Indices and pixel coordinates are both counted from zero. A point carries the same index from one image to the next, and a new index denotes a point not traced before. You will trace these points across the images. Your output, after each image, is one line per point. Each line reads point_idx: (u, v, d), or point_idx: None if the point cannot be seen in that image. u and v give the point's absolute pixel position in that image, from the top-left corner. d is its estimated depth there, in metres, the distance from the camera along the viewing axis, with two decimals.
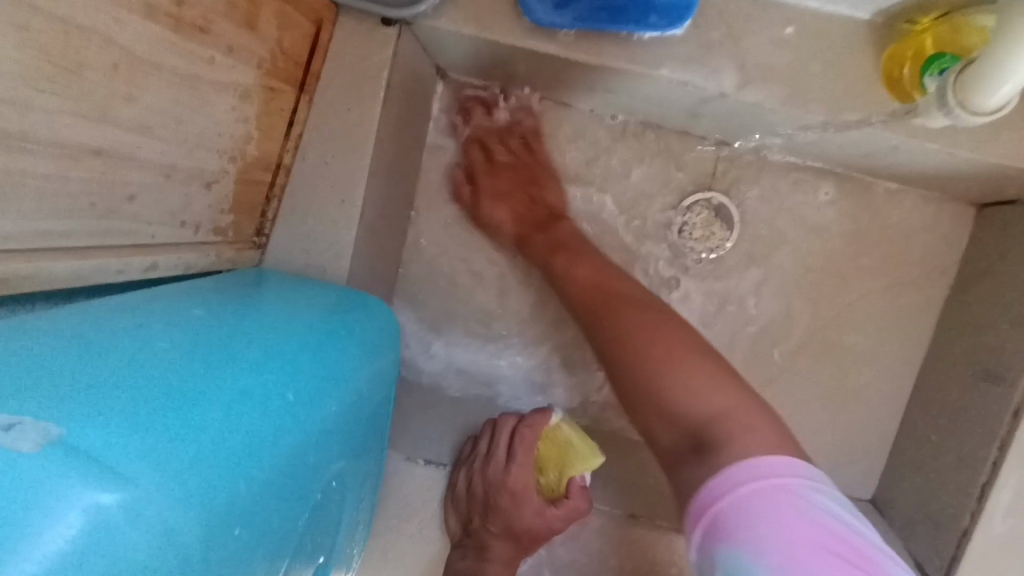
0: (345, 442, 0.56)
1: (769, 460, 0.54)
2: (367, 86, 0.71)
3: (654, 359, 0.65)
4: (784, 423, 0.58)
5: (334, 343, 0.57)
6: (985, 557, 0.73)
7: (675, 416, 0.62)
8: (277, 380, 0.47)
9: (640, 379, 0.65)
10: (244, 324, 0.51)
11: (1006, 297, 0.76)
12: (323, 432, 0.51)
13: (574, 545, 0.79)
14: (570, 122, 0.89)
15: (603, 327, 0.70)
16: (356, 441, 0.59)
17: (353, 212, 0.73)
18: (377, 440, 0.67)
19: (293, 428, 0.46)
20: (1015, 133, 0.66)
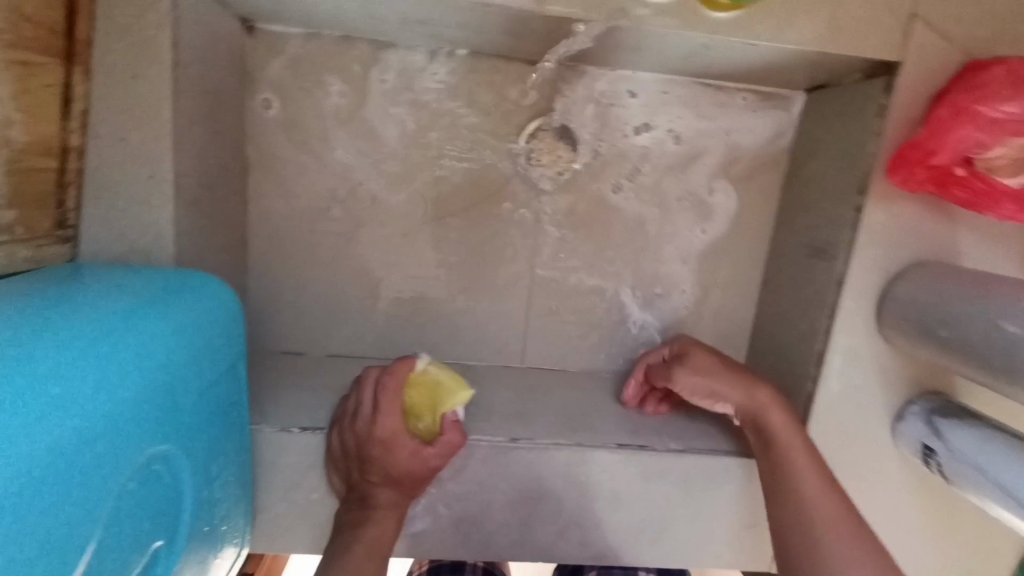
0: (174, 425, 0.55)
1: (820, 533, 0.66)
2: (149, 47, 0.65)
3: (788, 482, 0.70)
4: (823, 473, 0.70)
5: (141, 328, 0.53)
6: (827, 415, 0.81)
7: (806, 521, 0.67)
8: (47, 377, 0.44)
9: (785, 521, 0.69)
10: (21, 324, 0.48)
11: (826, 178, 0.81)
12: (138, 413, 0.50)
13: (463, 478, 0.81)
14: (398, 59, 0.86)
15: (756, 436, 0.75)
16: (191, 422, 0.59)
17: (164, 186, 0.68)
18: (223, 423, 0.65)
19: (92, 406, 0.46)
20: (811, 15, 0.66)
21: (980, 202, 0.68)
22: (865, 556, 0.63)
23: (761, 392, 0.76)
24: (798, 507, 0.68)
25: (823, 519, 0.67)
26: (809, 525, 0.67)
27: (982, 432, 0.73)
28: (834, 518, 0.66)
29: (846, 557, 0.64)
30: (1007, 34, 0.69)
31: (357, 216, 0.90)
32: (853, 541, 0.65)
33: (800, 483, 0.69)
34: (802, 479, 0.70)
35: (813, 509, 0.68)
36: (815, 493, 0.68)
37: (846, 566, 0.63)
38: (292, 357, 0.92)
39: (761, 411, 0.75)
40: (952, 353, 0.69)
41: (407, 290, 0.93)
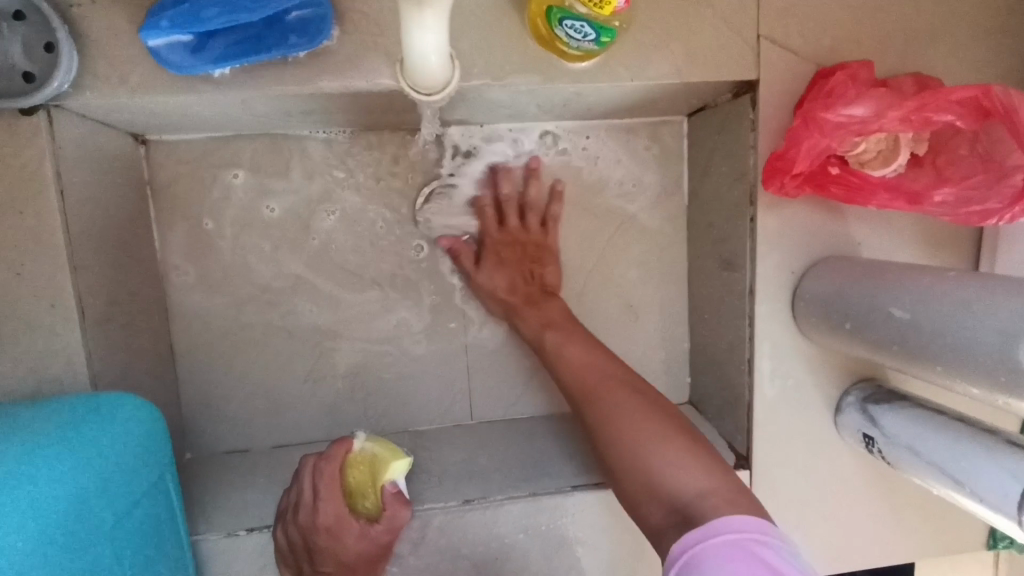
0: (88, 550, 0.58)
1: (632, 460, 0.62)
2: (32, 182, 0.66)
3: (584, 390, 0.73)
4: (649, 406, 0.67)
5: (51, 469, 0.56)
6: (770, 419, 0.82)
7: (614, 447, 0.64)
8: None
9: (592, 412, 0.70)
10: None
11: (720, 194, 0.85)
12: (52, 535, 0.54)
13: (422, 551, 0.78)
14: (292, 147, 0.88)
15: (556, 366, 0.79)
16: (110, 546, 0.61)
17: (68, 313, 0.68)
18: (152, 534, 0.67)
19: (1, 538, 0.49)
20: (664, 51, 0.71)
21: (855, 196, 0.72)
22: (669, 453, 0.60)
23: (528, 326, 0.85)
24: (589, 400, 0.71)
25: (620, 404, 0.68)
26: (608, 433, 0.66)
27: (912, 413, 0.74)
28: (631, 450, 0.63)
29: (639, 439, 0.63)
30: (847, 39, 0.74)
31: (281, 303, 0.91)
32: (668, 454, 0.60)
33: (574, 379, 0.75)
34: (584, 378, 0.74)
35: (604, 394, 0.70)
36: (607, 427, 0.67)
37: (634, 439, 0.63)
38: (236, 456, 0.91)
39: (538, 343, 0.83)
40: (863, 342, 0.71)
41: (341, 366, 0.93)
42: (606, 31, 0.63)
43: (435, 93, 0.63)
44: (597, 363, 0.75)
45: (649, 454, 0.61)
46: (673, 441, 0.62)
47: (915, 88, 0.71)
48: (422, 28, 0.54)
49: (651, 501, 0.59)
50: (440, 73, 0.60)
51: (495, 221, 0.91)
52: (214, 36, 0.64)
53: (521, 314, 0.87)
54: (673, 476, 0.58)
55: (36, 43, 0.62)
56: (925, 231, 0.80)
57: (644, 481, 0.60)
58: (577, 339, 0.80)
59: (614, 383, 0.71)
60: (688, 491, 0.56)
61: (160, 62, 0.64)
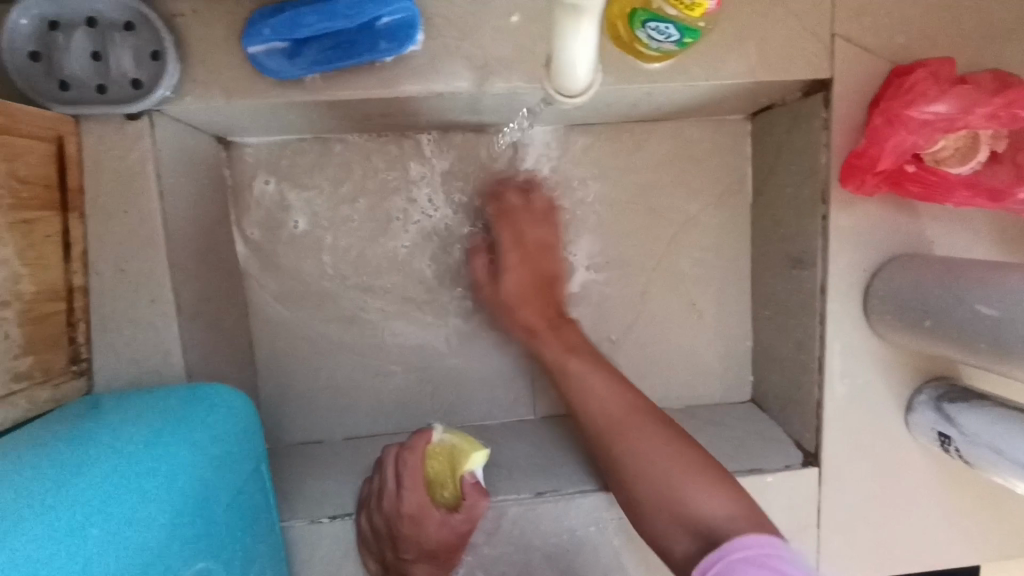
0: (202, 533, 0.62)
1: (662, 487, 0.65)
2: (136, 183, 0.69)
3: (604, 413, 0.74)
4: (674, 434, 0.69)
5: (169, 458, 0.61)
6: (840, 417, 0.82)
7: (645, 486, 0.66)
8: (86, 520, 0.51)
9: (612, 440, 0.71)
10: (78, 459, 0.57)
11: (789, 192, 0.85)
12: (172, 521, 0.58)
13: (496, 541, 0.80)
14: (364, 150, 0.91)
15: (561, 380, 0.79)
16: (212, 543, 0.64)
17: (166, 307, 0.72)
18: (254, 519, 0.72)
19: (128, 526, 0.54)
20: (739, 52, 0.71)
21: (933, 194, 0.72)
22: (691, 477, 0.64)
23: (546, 343, 0.82)
24: (612, 436, 0.71)
25: (645, 443, 0.69)
26: (627, 466, 0.69)
27: (990, 411, 0.73)
28: (658, 488, 0.65)
29: (656, 460, 0.67)
30: (923, 36, 0.74)
31: (353, 299, 0.94)
32: (693, 484, 0.64)
33: (596, 414, 0.74)
34: (609, 413, 0.73)
35: (626, 427, 0.71)
36: (620, 455, 0.70)
37: (664, 470, 0.66)
38: (310, 447, 0.94)
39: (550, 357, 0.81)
40: (944, 339, 0.71)
41: (409, 362, 0.95)
42: (691, 32, 0.64)
43: (577, 96, 0.65)
44: (624, 398, 0.74)
45: (677, 478, 0.65)
46: (702, 475, 0.64)
47: (996, 83, 0.70)
48: (576, 34, 0.55)
49: (680, 531, 0.63)
50: (583, 77, 0.62)
51: (522, 230, 0.85)
52: (308, 43, 0.67)
53: (542, 339, 0.83)
54: (698, 500, 0.62)
55: (145, 52, 0.66)
56: (1001, 229, 0.79)
57: (670, 512, 0.64)
58: (592, 370, 0.78)
59: (636, 422, 0.71)
60: (714, 518, 0.60)
61: (258, 68, 0.67)
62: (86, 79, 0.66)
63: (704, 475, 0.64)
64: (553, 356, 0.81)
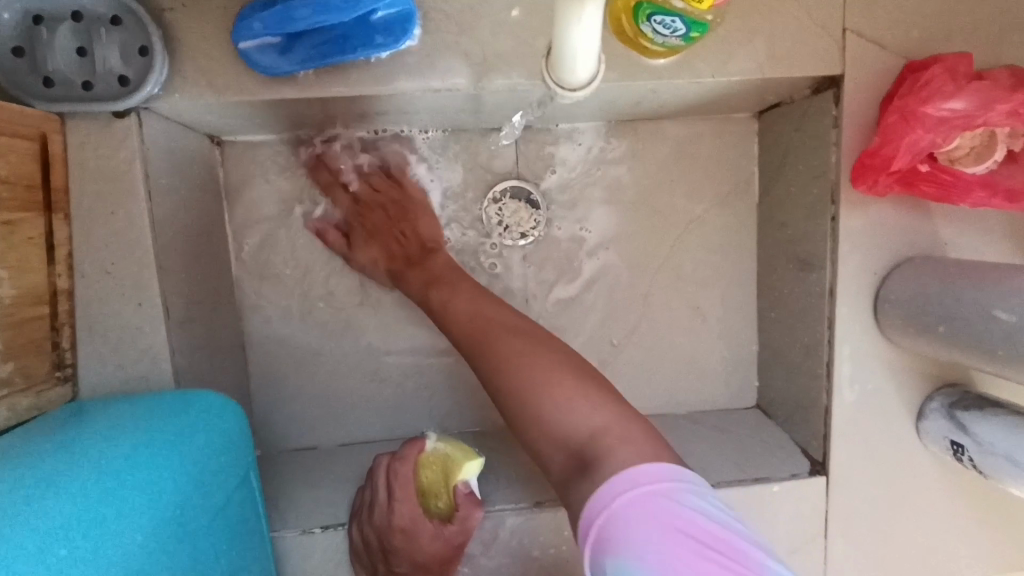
0: (188, 546, 0.60)
1: (538, 399, 0.62)
2: (122, 183, 0.67)
3: (488, 324, 0.72)
4: (556, 349, 0.67)
5: (155, 467, 0.59)
6: (849, 425, 0.80)
7: (517, 394, 0.64)
8: (66, 533, 0.49)
9: (486, 356, 0.69)
10: (58, 469, 0.54)
11: (797, 192, 0.82)
12: (157, 533, 0.56)
13: (494, 551, 0.78)
14: (360, 149, 0.89)
15: (431, 306, 0.77)
16: (198, 558, 0.61)
17: (155, 311, 0.69)
18: (241, 531, 0.69)
19: (111, 538, 0.52)
20: (747, 47, 0.69)
21: (949, 196, 0.70)
22: (584, 397, 0.61)
23: (439, 258, 0.82)
24: (482, 348, 0.70)
25: (513, 351, 0.67)
26: (505, 372, 0.66)
27: (1004, 420, 0.71)
28: (534, 391, 0.63)
29: (539, 370, 0.64)
30: (939, 32, 0.71)
31: (349, 302, 0.91)
32: (570, 391, 0.62)
33: (461, 330, 0.73)
34: (465, 327, 0.73)
35: (494, 343, 0.69)
36: (500, 364, 0.67)
37: (529, 379, 0.64)
38: (304, 453, 0.92)
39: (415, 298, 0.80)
40: (959, 346, 0.68)
41: (405, 366, 0.93)
42: (698, 26, 0.62)
43: (580, 89, 0.65)
44: (484, 308, 0.74)
45: (549, 390, 0.62)
46: (574, 384, 0.62)
47: (1013, 81, 0.68)
48: (579, 22, 0.54)
49: (554, 446, 0.60)
50: (586, 68, 0.61)
51: (366, 189, 0.86)
52: (301, 38, 0.64)
53: (405, 277, 0.82)
54: (572, 409, 0.60)
55: (132, 48, 0.64)
56: (1017, 232, 0.76)
57: (538, 422, 0.61)
58: (464, 290, 0.77)
59: (502, 329, 0.71)
60: (592, 427, 0.58)
61: (249, 63, 0.65)
62: (71, 75, 0.63)
63: (581, 382, 0.62)
64: (432, 276, 0.80)
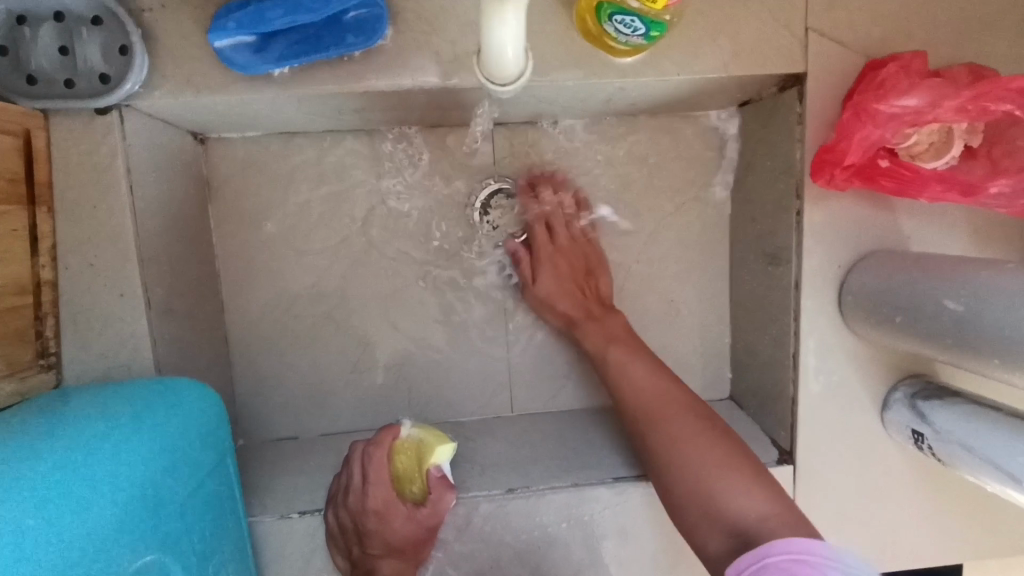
0: (158, 524, 0.62)
1: (695, 477, 0.67)
2: (104, 178, 0.69)
3: (654, 400, 0.76)
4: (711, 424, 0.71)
5: (127, 445, 0.61)
6: (816, 415, 0.82)
7: (678, 475, 0.68)
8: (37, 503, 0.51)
9: (646, 422, 0.74)
10: (31, 445, 0.56)
11: (765, 188, 0.84)
12: (127, 509, 0.58)
13: (467, 537, 0.80)
14: (341, 145, 0.91)
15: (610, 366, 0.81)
16: (169, 537, 0.63)
17: (136, 302, 0.72)
18: (215, 515, 0.71)
19: (79, 511, 0.53)
20: (711, 46, 0.71)
21: (907, 189, 0.71)
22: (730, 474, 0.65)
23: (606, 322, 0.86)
24: (648, 424, 0.74)
25: (680, 432, 0.71)
26: (669, 445, 0.71)
27: (962, 409, 0.73)
28: (697, 471, 0.67)
29: (690, 442, 0.70)
30: (899, 31, 0.73)
31: (330, 296, 0.93)
32: (723, 470, 0.66)
33: (641, 402, 0.76)
34: (648, 399, 0.76)
35: (672, 416, 0.73)
36: (651, 418, 0.74)
37: (697, 463, 0.67)
38: (286, 443, 0.94)
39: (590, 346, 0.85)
40: (917, 336, 0.70)
41: (386, 357, 0.95)
42: (656, 26, 0.64)
43: (510, 84, 0.64)
44: (666, 391, 0.76)
45: (710, 476, 0.66)
46: (732, 463, 0.66)
47: (971, 77, 0.71)
48: (502, 23, 0.56)
49: (714, 529, 0.63)
50: (515, 65, 0.61)
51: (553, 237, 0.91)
52: (275, 37, 0.67)
53: (583, 328, 0.87)
54: (730, 501, 0.63)
55: (113, 46, 0.66)
56: (978, 226, 0.78)
57: (700, 508, 0.65)
58: (642, 360, 0.81)
59: (679, 406, 0.74)
60: (751, 516, 0.61)
61: (224, 62, 0.67)
62: (53, 73, 0.66)
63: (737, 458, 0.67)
64: (598, 345, 0.84)
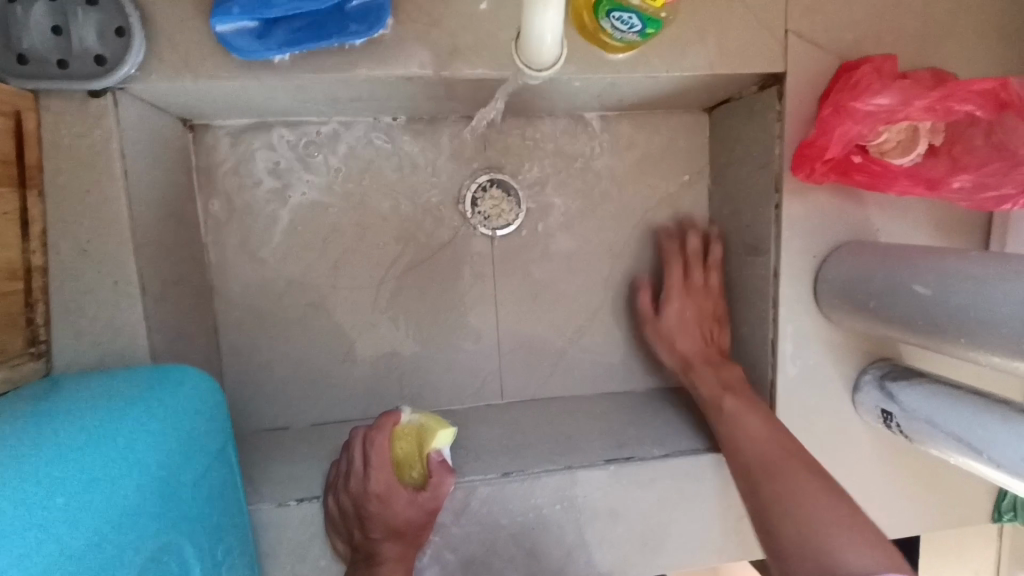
0: (169, 508, 0.62)
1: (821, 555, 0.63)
2: (99, 162, 0.68)
3: (761, 465, 0.74)
4: (817, 480, 0.70)
5: (138, 428, 0.61)
6: (793, 396, 0.86)
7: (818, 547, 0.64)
8: (59, 482, 0.52)
9: (761, 520, 0.70)
10: (45, 427, 0.57)
11: (744, 182, 0.89)
12: (141, 492, 0.59)
13: (464, 521, 0.82)
14: (332, 135, 0.92)
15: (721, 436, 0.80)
16: (179, 521, 0.64)
17: (130, 288, 0.71)
18: (220, 500, 0.72)
19: (98, 492, 0.54)
20: (699, 45, 0.75)
21: (877, 184, 0.76)
22: (844, 534, 0.63)
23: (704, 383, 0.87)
24: (766, 473, 0.73)
25: (782, 492, 0.70)
26: (781, 492, 0.70)
27: (928, 388, 0.78)
28: (833, 522, 0.65)
29: (826, 515, 0.66)
30: (868, 35, 0.78)
31: (322, 285, 0.94)
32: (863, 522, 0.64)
33: (749, 458, 0.76)
34: (773, 455, 0.74)
35: (783, 471, 0.72)
36: (761, 471, 0.74)
37: (805, 531, 0.65)
38: (276, 434, 0.94)
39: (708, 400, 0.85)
40: (887, 319, 0.75)
41: (377, 347, 0.96)
42: (653, 23, 0.67)
43: (546, 69, 0.71)
44: (781, 439, 0.76)
45: (826, 543, 0.63)
46: (842, 530, 0.64)
47: (933, 80, 0.77)
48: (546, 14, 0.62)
49: None
50: (551, 52, 0.67)
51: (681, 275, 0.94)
52: (278, 23, 0.67)
53: (698, 374, 0.89)
54: (844, 558, 0.61)
55: (108, 27, 0.65)
56: (939, 219, 0.85)
57: (814, 563, 0.63)
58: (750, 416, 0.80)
59: (798, 462, 0.72)
60: (856, 572, 0.59)
61: (225, 47, 0.67)
62: (46, 53, 0.64)
63: (853, 521, 0.65)
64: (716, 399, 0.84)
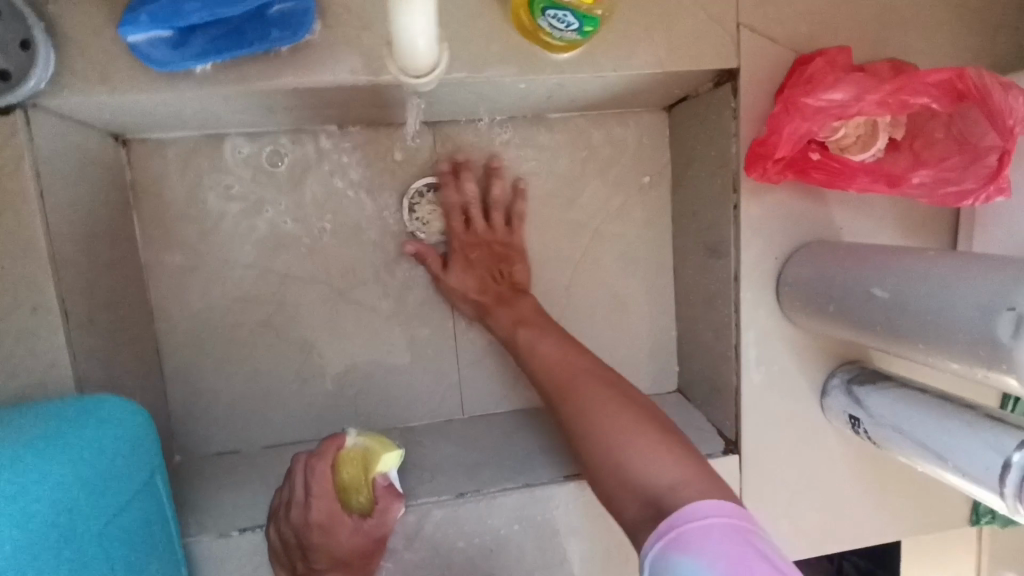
0: (91, 540, 0.58)
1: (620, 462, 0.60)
2: (10, 184, 0.64)
3: (559, 379, 0.73)
4: (615, 392, 0.67)
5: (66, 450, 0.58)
6: (759, 404, 0.83)
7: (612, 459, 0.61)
8: None
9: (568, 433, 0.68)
10: None
11: (703, 183, 0.86)
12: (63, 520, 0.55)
13: (417, 545, 0.78)
14: (274, 146, 0.88)
15: (529, 364, 0.78)
16: (99, 556, 0.59)
17: (51, 315, 0.67)
18: (143, 539, 0.67)
19: (22, 512, 0.50)
20: (646, 42, 0.71)
21: (836, 181, 0.73)
22: (639, 442, 0.60)
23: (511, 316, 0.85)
24: (564, 391, 0.71)
25: (588, 396, 0.68)
26: (576, 411, 0.68)
27: (895, 393, 0.75)
28: (628, 431, 0.62)
29: (617, 424, 0.63)
30: (824, 27, 0.75)
31: (269, 302, 0.90)
32: (640, 435, 0.61)
33: (545, 376, 0.75)
34: (551, 374, 0.74)
35: (577, 392, 0.69)
36: (561, 384, 0.72)
37: (605, 433, 0.63)
38: (226, 458, 0.90)
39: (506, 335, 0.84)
40: (847, 324, 0.72)
41: (330, 364, 0.92)
42: (589, 20, 0.64)
43: (427, 76, 0.63)
44: (570, 359, 0.75)
45: (620, 446, 0.61)
46: (640, 434, 0.61)
47: (892, 72, 0.73)
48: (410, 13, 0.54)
49: (629, 497, 0.57)
50: (429, 57, 0.60)
51: (461, 227, 0.90)
52: (195, 32, 0.63)
53: (493, 311, 0.87)
54: (643, 465, 0.58)
55: (9, 39, 0.60)
56: (905, 216, 0.81)
57: (614, 470, 0.60)
58: (550, 337, 0.79)
59: (592, 378, 0.70)
60: (660, 479, 0.56)
61: (139, 58, 0.63)
62: None
63: (654, 433, 0.61)
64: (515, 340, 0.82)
